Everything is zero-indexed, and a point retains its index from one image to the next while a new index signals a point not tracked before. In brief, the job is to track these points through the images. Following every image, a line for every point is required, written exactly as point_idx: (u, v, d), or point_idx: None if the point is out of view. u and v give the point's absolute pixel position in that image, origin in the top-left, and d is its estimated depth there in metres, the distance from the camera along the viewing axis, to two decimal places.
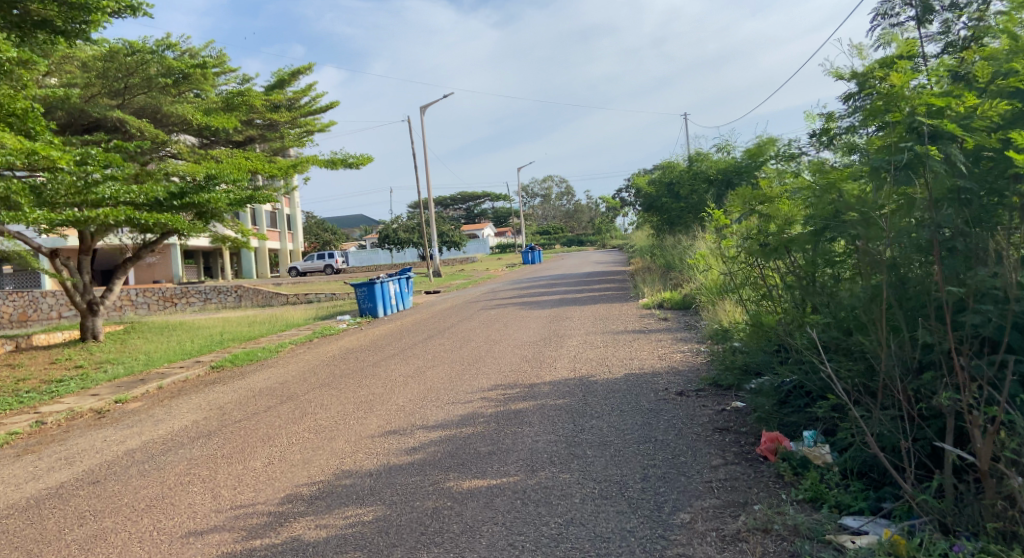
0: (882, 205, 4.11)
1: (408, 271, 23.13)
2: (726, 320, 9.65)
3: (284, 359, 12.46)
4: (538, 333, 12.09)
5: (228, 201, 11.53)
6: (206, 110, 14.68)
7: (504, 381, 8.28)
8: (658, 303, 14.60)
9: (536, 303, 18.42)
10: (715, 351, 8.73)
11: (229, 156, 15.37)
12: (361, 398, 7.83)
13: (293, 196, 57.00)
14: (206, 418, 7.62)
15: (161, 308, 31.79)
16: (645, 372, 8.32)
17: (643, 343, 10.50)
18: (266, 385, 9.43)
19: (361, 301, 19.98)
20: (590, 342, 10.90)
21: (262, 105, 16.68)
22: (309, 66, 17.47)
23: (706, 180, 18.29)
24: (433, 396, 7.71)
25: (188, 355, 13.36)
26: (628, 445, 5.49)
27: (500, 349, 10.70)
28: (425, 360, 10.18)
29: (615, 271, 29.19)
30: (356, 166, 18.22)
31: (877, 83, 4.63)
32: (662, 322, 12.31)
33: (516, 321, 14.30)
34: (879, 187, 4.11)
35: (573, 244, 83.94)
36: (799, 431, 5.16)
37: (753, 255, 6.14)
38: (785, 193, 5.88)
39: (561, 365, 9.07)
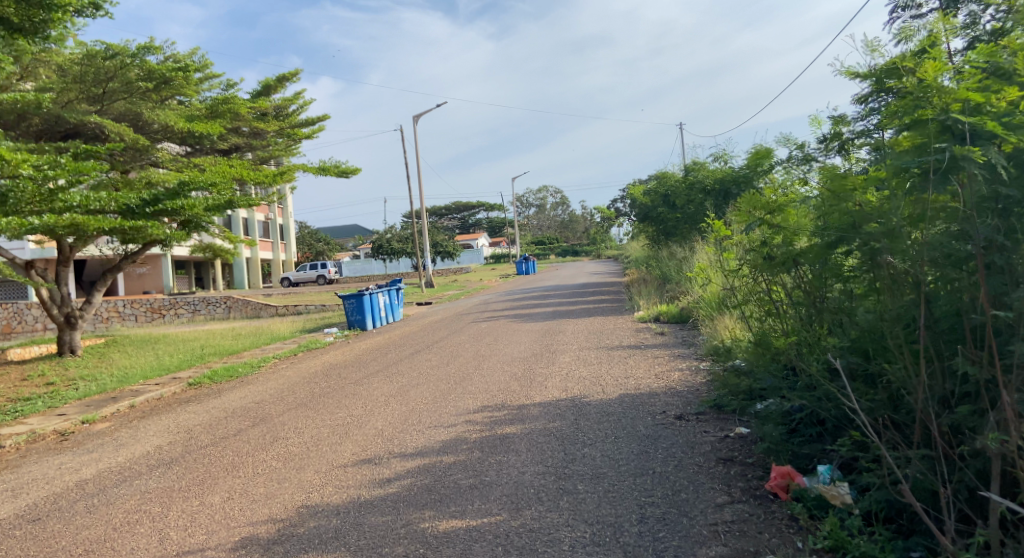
0: (911, 214, 3.69)
1: (399, 282, 22.62)
2: (727, 337, 9.19)
3: (265, 375, 11.94)
4: (530, 348, 11.58)
5: (205, 208, 11.04)
6: (189, 117, 14.19)
7: (491, 401, 7.80)
8: (655, 317, 14.13)
9: (529, 315, 17.94)
10: (716, 370, 8.26)
11: (213, 163, 14.85)
12: (338, 421, 7.32)
13: (285, 206, 56.49)
14: (171, 443, 7.09)
15: (149, 319, 31.23)
16: (641, 393, 7.84)
17: (639, 359, 10.03)
18: (241, 405, 8.89)
19: (349, 313, 19.46)
20: (583, 358, 10.41)
21: (248, 113, 16.20)
22: (296, 73, 17.02)
23: (704, 191, 17.91)
24: (415, 418, 7.20)
25: (166, 371, 12.82)
26: (624, 479, 5.01)
27: (490, 366, 10.18)
28: (410, 378, 9.67)
29: (611, 282, 28.74)
30: (345, 174, 17.75)
31: (899, 80, 4.24)
32: (659, 337, 11.84)
33: (508, 334, 13.81)
34: (907, 193, 3.70)
35: (568, 254, 83.57)
36: (812, 464, 4.71)
37: (758, 269, 5.71)
38: (790, 203, 5.47)
39: (552, 384, 8.58)
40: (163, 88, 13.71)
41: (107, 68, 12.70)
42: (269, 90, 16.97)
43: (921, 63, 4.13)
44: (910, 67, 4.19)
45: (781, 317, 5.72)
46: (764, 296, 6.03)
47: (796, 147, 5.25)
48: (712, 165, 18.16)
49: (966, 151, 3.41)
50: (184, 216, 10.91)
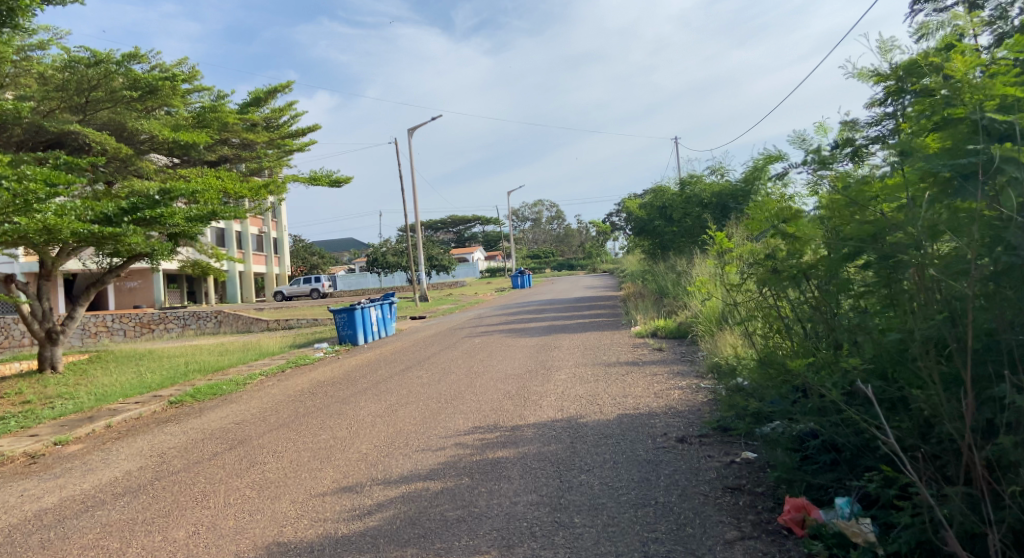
0: (942, 222, 3.40)
1: (392, 296, 22.23)
2: (731, 354, 8.82)
3: (249, 393, 11.52)
4: (525, 365, 11.18)
5: (186, 218, 10.70)
6: (175, 126, 13.83)
7: (483, 422, 7.39)
8: (652, 332, 13.75)
9: (524, 330, 17.54)
10: (719, 389, 7.88)
11: (200, 175, 14.47)
12: (321, 444, 6.90)
13: (279, 220, 56.14)
14: (142, 468, 6.67)
15: (138, 334, 30.75)
16: (640, 413, 7.45)
17: (637, 377, 9.64)
18: (221, 425, 8.48)
19: (340, 328, 19.02)
20: (579, 375, 10.03)
21: (237, 124, 15.84)
22: (286, 84, 16.69)
23: (701, 204, 17.61)
24: (402, 441, 6.80)
25: (147, 389, 12.39)
26: (624, 511, 4.63)
27: (483, 383, 9.78)
28: (399, 396, 9.26)
29: (607, 296, 28.40)
30: (335, 186, 17.43)
31: (928, 76, 3.95)
32: (657, 353, 11.46)
33: (502, 350, 13.41)
34: (937, 199, 3.40)
35: (564, 268, 83.22)
36: (827, 494, 4.36)
37: (763, 283, 5.38)
38: (779, 212, 5.19)
39: (547, 404, 8.18)
40: (148, 97, 13.37)
41: (88, 77, 12.30)
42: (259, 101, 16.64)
43: (949, 58, 3.85)
44: (938, 62, 3.91)
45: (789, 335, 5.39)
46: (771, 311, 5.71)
47: (779, 156, 4.97)
48: (709, 178, 17.89)
49: (1007, 152, 3.13)
50: (165, 225, 10.57)
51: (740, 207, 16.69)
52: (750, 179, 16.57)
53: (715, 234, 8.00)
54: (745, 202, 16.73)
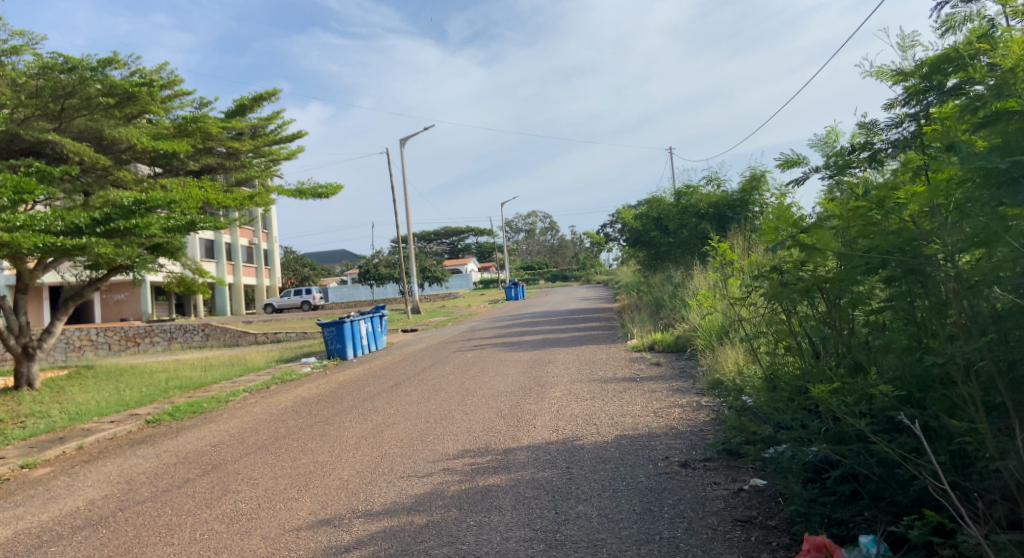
0: (1001, 230, 3.13)
1: (382, 309, 21.77)
2: (736, 371, 8.40)
3: (231, 411, 11.05)
4: (518, 381, 10.75)
5: (163, 228, 10.32)
6: (156, 134, 13.56)
7: (473, 445, 6.96)
8: (649, 346, 13.37)
9: (517, 344, 17.11)
10: (724, 410, 7.47)
11: (182, 185, 14.06)
12: (299, 469, 6.45)
13: (271, 232, 55.69)
14: (106, 497, 6.22)
15: (124, 348, 30.25)
16: (640, 434, 7.04)
17: (635, 394, 9.24)
18: (195, 448, 8.03)
19: (328, 342, 18.56)
20: (575, 392, 9.61)
21: (222, 133, 15.43)
22: (272, 91, 16.30)
23: (697, 215, 17.29)
24: (386, 466, 6.36)
25: (124, 408, 11.90)
26: (626, 549, 4.22)
27: (474, 401, 9.35)
28: (386, 415, 8.82)
29: (601, 308, 28.02)
30: (323, 196, 17.05)
31: (975, 74, 3.67)
32: (655, 369, 11.06)
33: (495, 365, 13.01)
34: (994, 204, 3.15)
35: (557, 279, 82.85)
36: (845, 528, 3.97)
37: (773, 297, 5.03)
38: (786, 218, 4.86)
39: (542, 424, 7.76)
40: (126, 104, 12.98)
41: (62, 84, 11.99)
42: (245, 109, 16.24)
43: (996, 54, 3.56)
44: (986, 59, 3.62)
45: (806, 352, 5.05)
46: (781, 328, 5.35)
47: (789, 161, 4.63)
48: (705, 188, 17.58)
49: None
50: (142, 236, 10.18)
51: (737, 218, 16.37)
52: (748, 189, 16.25)
53: (719, 244, 7.61)
54: (742, 212, 16.41)
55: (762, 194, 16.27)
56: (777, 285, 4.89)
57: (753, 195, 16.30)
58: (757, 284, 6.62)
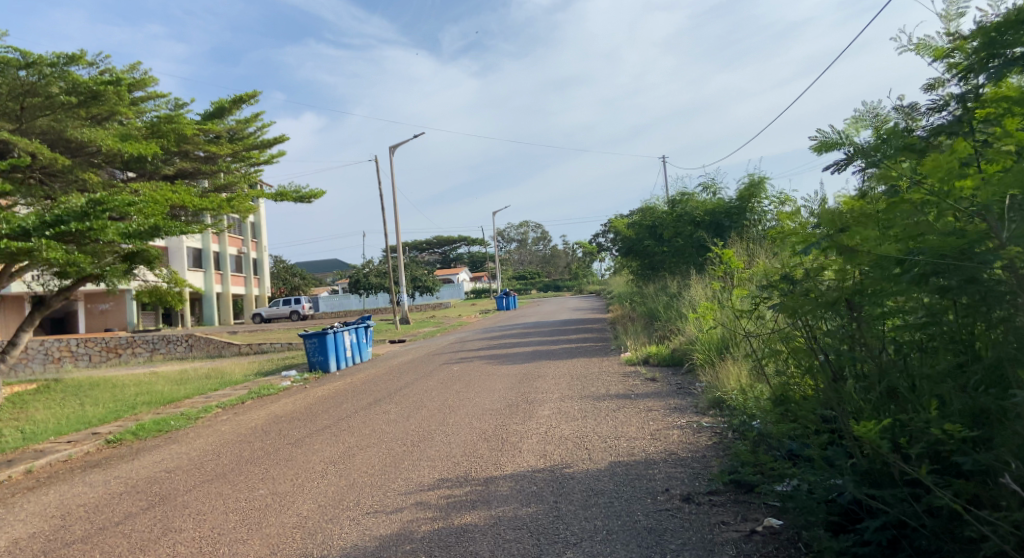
0: None
1: (368, 319, 21.06)
2: (742, 390, 7.75)
3: (197, 430, 10.34)
4: (505, 398, 10.05)
5: (121, 232, 9.67)
6: (124, 135, 12.59)
7: (452, 473, 6.27)
8: (644, 359, 12.72)
9: (506, 356, 16.41)
10: (731, 434, 6.79)
11: (153, 188, 13.35)
12: (257, 503, 5.74)
13: (260, 241, 54.96)
14: (35, 535, 5.52)
15: (104, 359, 29.46)
16: (637, 460, 6.38)
17: (630, 412, 8.58)
18: (148, 474, 7.31)
19: (310, 354, 17.81)
20: (565, 410, 8.96)
21: (198, 135, 14.72)
22: (252, 93, 15.63)
23: (694, 223, 16.64)
24: (351, 499, 5.65)
25: (84, 426, 11.16)
26: None
27: (456, 421, 8.64)
28: (362, 436, 8.14)
29: (595, 318, 27.40)
30: (305, 202, 16.38)
31: None
32: (651, 385, 10.37)
33: (481, 379, 12.30)
34: None
35: (550, 289, 82.15)
36: None
37: (792, 311, 4.45)
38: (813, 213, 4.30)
39: (529, 448, 7.06)
40: (91, 103, 12.28)
41: (21, 82, 11.45)
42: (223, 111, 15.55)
43: None
44: None
45: (821, 371, 4.49)
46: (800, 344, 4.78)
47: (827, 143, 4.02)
48: (701, 196, 16.97)
49: None
50: (98, 240, 9.51)
51: (734, 225, 15.75)
52: (746, 195, 15.66)
53: (724, 250, 7.04)
54: (740, 220, 15.79)
55: (761, 201, 15.67)
56: (797, 293, 4.33)
57: (752, 202, 15.71)
58: (770, 295, 6.01)
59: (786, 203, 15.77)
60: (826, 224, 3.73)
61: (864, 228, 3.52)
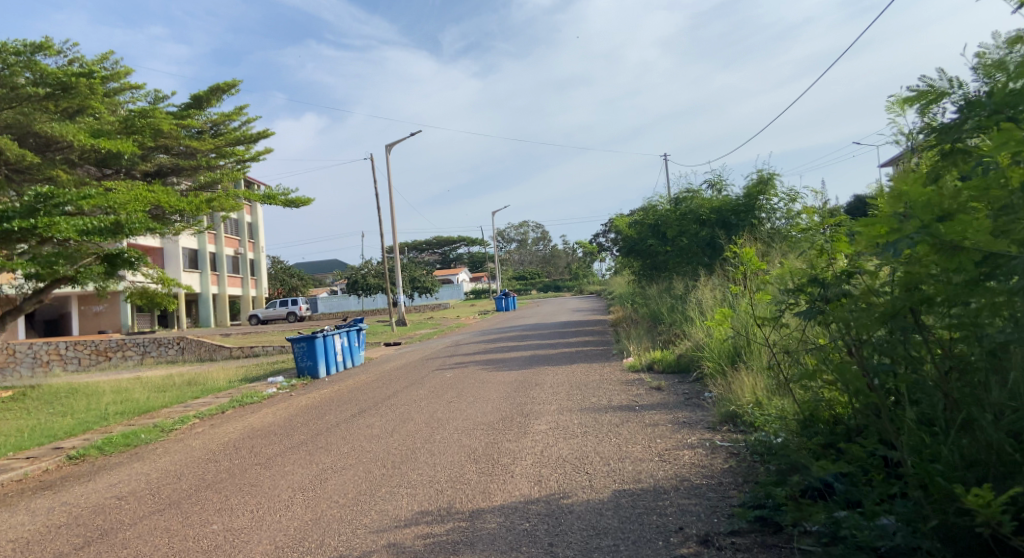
0: None
1: (360, 322, 20.28)
2: (760, 404, 7.02)
3: (167, 445, 9.59)
4: (499, 410, 9.28)
5: (77, 230, 9.20)
6: (96, 131, 11.64)
7: (433, 505, 5.49)
8: (648, 365, 11.96)
9: (503, 361, 15.64)
10: (750, 458, 6.02)
11: (129, 188, 12.51)
12: (206, 543, 4.96)
13: (256, 242, 54.24)
14: None
15: (94, 362, 28.77)
16: (645, 489, 5.61)
17: (634, 428, 7.84)
18: (97, 502, 6.54)
19: (298, 359, 17.04)
20: (564, 425, 8.20)
21: (177, 130, 13.91)
22: (230, 84, 14.97)
23: (699, 221, 15.80)
24: (314, 539, 4.89)
25: (48, 440, 10.43)
26: None
27: (443, 437, 7.87)
28: (347, 452, 7.50)
29: (596, 320, 26.61)
30: (291, 201, 15.63)
31: None
32: (656, 395, 9.58)
33: (475, 387, 11.56)
34: None
35: (550, 290, 81.13)
36: None
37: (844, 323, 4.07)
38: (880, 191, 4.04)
39: (521, 472, 6.29)
40: (61, 97, 11.37)
41: None
42: (200, 103, 14.84)
43: None
44: None
45: (869, 392, 3.99)
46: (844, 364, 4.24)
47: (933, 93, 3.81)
48: (706, 193, 16.20)
49: None
50: (47, 238, 9.14)
51: (741, 223, 14.93)
52: (754, 192, 14.85)
53: (746, 252, 6.36)
54: (748, 218, 14.97)
55: (770, 198, 14.86)
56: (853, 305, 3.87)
57: (760, 199, 14.91)
58: (797, 303, 5.41)
59: (796, 199, 14.95)
60: (916, 211, 3.31)
61: (967, 216, 3.19)
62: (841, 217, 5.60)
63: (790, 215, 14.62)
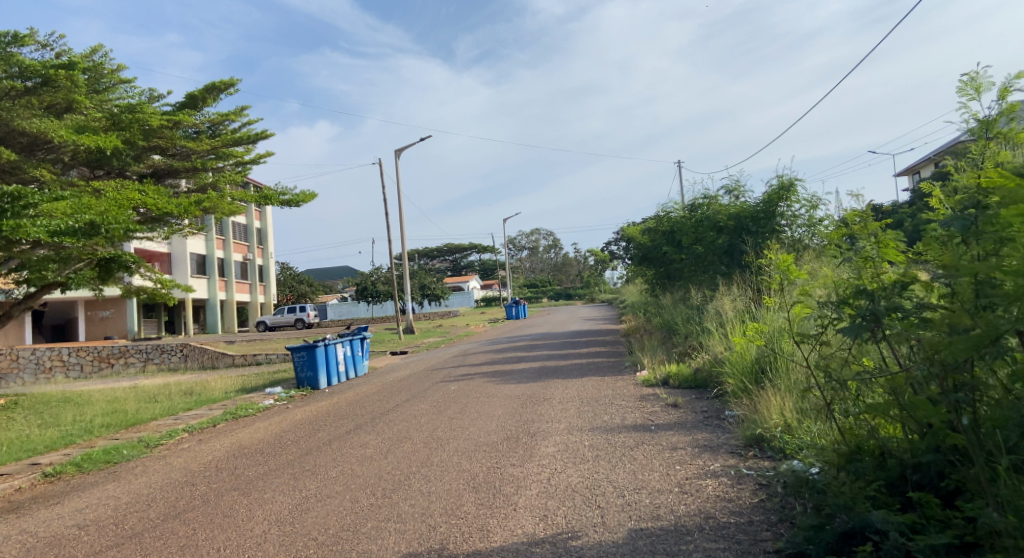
0: None
1: (364, 330, 19.62)
2: (795, 431, 6.32)
3: (147, 463, 8.96)
4: (503, 429, 8.61)
5: (46, 231, 8.98)
6: (81, 128, 11.07)
7: (419, 547, 4.79)
8: (663, 380, 11.23)
9: (510, 373, 14.92)
10: (783, 492, 5.31)
11: (118, 189, 11.97)
12: None
13: (265, 248, 53.87)
14: None
15: (96, 369, 28.32)
16: (666, 529, 4.90)
17: (650, 451, 7.14)
18: (55, 532, 5.91)
19: (298, 369, 16.43)
20: (574, 447, 7.51)
21: (169, 129, 13.37)
22: (227, 83, 14.68)
23: (716, 228, 14.95)
24: None
25: (25, 455, 9.84)
26: None
27: (442, 460, 7.19)
28: (344, 473, 6.93)
29: (608, 330, 25.81)
30: (290, 204, 15.06)
31: None
32: (672, 414, 8.87)
33: (479, 402, 10.88)
34: None
35: (561, 298, 80.19)
36: None
37: (941, 354, 4.02)
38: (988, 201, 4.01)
39: (524, 505, 5.61)
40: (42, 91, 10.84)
41: None
42: (196, 101, 14.44)
43: None
44: None
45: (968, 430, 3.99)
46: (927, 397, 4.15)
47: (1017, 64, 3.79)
48: (723, 199, 15.47)
49: None
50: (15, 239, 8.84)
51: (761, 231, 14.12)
52: (774, 199, 14.01)
53: (785, 259, 5.58)
54: (768, 225, 14.15)
55: (790, 204, 14.05)
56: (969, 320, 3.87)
57: (781, 206, 14.07)
58: (843, 318, 4.75)
59: (818, 206, 14.19)
60: None
61: None
62: (887, 221, 4.95)
63: (813, 223, 13.82)
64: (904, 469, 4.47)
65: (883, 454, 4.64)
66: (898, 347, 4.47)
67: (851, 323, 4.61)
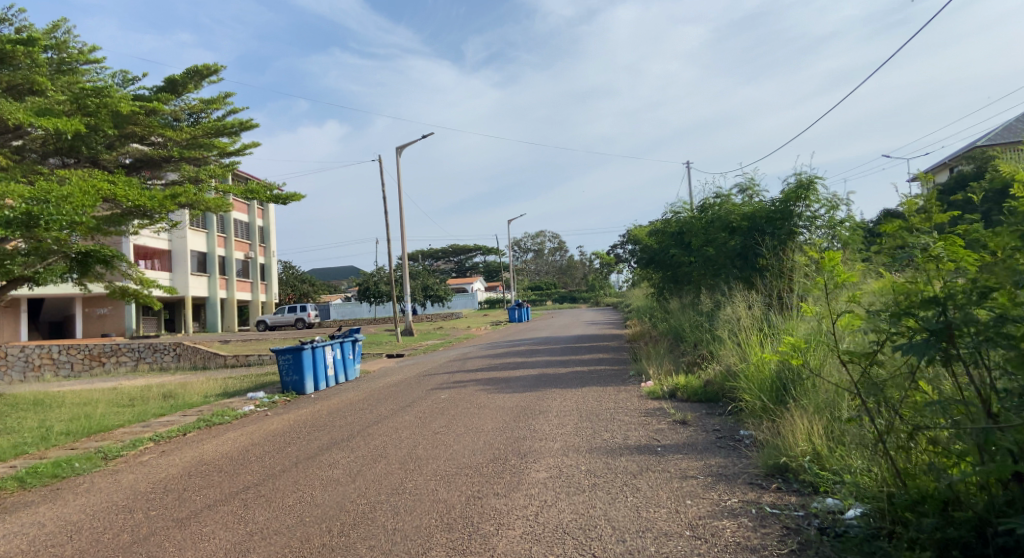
0: None
1: (356, 332, 18.68)
2: (834, 466, 5.36)
3: (94, 480, 8.01)
4: (492, 448, 7.66)
5: None
6: (41, 110, 10.18)
7: None
8: (670, 392, 10.28)
9: (507, 381, 13.97)
10: (821, 544, 4.33)
11: (85, 178, 11.08)
12: None
13: (266, 246, 53.08)
14: None
15: (87, 368, 27.49)
16: None
17: (657, 480, 6.18)
18: None
19: (283, 373, 15.49)
20: (571, 473, 6.55)
21: (143, 115, 12.51)
22: (210, 67, 13.88)
23: (729, 229, 14.01)
24: None
25: None
26: None
27: (416, 487, 6.24)
28: (301, 502, 5.99)
29: (613, 335, 24.82)
30: (277, 198, 14.23)
31: None
32: (681, 432, 7.92)
33: (468, 414, 9.94)
34: None
35: (565, 302, 79.08)
36: None
37: None
38: None
39: (504, 551, 4.67)
40: None
41: None
42: (175, 86, 13.66)
43: None
44: None
45: None
46: None
47: None
48: (736, 199, 14.53)
49: None
50: None
51: (777, 233, 13.10)
52: (791, 198, 12.91)
53: (829, 255, 4.59)
54: (785, 227, 13.13)
55: (809, 205, 12.97)
56: None
57: (799, 206, 13.00)
58: (902, 333, 3.84)
59: (838, 207, 13.20)
60: None
61: None
62: (954, 213, 4.04)
63: (833, 225, 12.73)
64: (984, 527, 3.54)
65: (954, 505, 3.70)
66: (980, 368, 3.58)
67: (913, 340, 3.70)
